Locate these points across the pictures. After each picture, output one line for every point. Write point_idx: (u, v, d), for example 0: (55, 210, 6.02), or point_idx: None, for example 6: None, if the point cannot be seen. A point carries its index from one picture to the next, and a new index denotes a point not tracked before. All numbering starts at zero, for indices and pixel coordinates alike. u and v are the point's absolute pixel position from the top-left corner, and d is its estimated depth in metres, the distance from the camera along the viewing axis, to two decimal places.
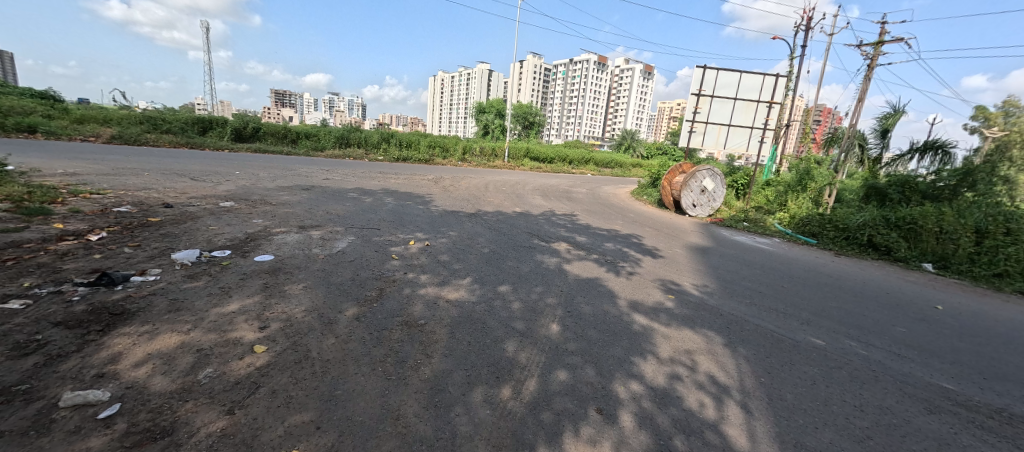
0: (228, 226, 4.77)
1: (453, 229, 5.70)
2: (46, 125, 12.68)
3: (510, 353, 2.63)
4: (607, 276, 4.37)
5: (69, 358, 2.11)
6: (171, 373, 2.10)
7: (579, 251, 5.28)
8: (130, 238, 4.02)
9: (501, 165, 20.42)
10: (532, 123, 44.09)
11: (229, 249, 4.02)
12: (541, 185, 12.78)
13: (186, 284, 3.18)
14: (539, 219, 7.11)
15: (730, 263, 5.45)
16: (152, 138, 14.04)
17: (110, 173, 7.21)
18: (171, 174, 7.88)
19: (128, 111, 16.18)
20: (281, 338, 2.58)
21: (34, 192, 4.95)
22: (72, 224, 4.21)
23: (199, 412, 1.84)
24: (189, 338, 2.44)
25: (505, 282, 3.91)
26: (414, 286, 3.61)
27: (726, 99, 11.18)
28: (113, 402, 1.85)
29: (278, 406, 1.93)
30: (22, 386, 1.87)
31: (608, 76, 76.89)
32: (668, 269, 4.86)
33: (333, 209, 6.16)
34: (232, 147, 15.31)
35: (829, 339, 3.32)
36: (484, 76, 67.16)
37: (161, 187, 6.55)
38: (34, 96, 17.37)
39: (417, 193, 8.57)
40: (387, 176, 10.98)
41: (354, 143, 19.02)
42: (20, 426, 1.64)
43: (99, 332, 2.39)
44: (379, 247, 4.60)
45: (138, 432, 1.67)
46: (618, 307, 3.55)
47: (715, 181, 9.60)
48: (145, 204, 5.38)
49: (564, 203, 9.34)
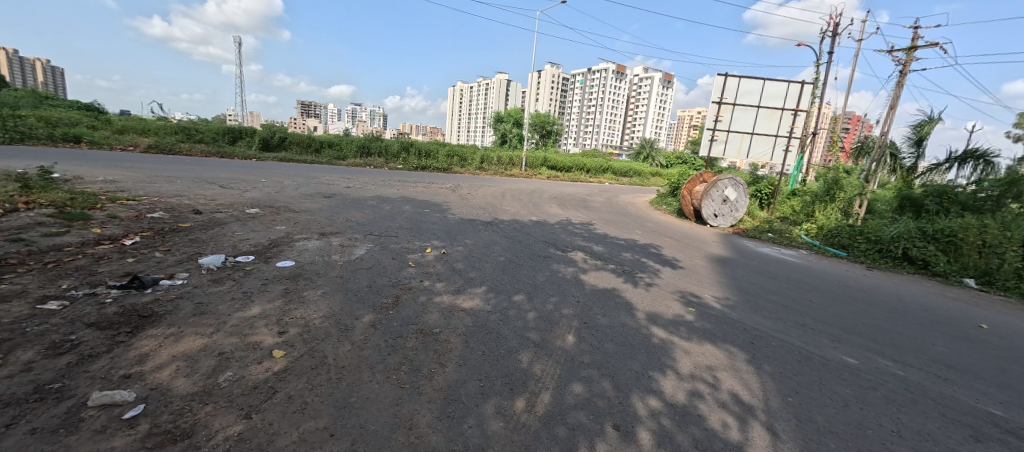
0: (253, 232, 4.92)
1: (469, 237, 5.73)
2: (89, 135, 13.54)
3: (524, 364, 2.59)
4: (624, 287, 4.28)
5: (99, 359, 2.20)
6: (194, 375, 2.16)
7: (596, 260, 5.20)
8: (161, 243, 4.20)
9: (518, 174, 20.46)
10: (549, 132, 44.09)
11: (253, 255, 4.13)
12: (558, 193, 12.73)
13: (210, 288, 3.27)
14: (555, 228, 7.07)
15: (753, 276, 5.26)
16: (185, 147, 14.74)
17: (146, 180, 7.60)
18: (202, 181, 8.24)
19: (165, 121, 17.09)
20: (299, 343, 2.62)
21: (77, 198, 5.24)
22: (109, 229, 4.43)
23: (218, 416, 1.87)
24: (211, 341, 2.51)
25: (520, 291, 3.88)
26: (430, 294, 3.62)
27: (749, 108, 10.92)
28: (138, 403, 1.90)
29: (293, 412, 1.95)
30: (54, 385, 1.95)
31: (627, 85, 76.51)
32: (689, 281, 4.73)
33: (353, 216, 6.28)
34: (259, 156, 15.91)
35: (861, 358, 3.14)
36: (502, 86, 68.00)
37: (192, 193, 6.85)
38: (81, 108, 18.65)
39: (435, 201, 8.65)
40: (405, 184, 11.15)
41: (374, 152, 19.48)
42: (51, 423, 1.71)
43: (128, 334, 2.48)
44: (396, 254, 4.65)
45: (160, 434, 1.72)
46: (636, 319, 3.45)
47: (737, 191, 9.35)
48: (176, 210, 5.62)
49: (581, 212, 9.27)
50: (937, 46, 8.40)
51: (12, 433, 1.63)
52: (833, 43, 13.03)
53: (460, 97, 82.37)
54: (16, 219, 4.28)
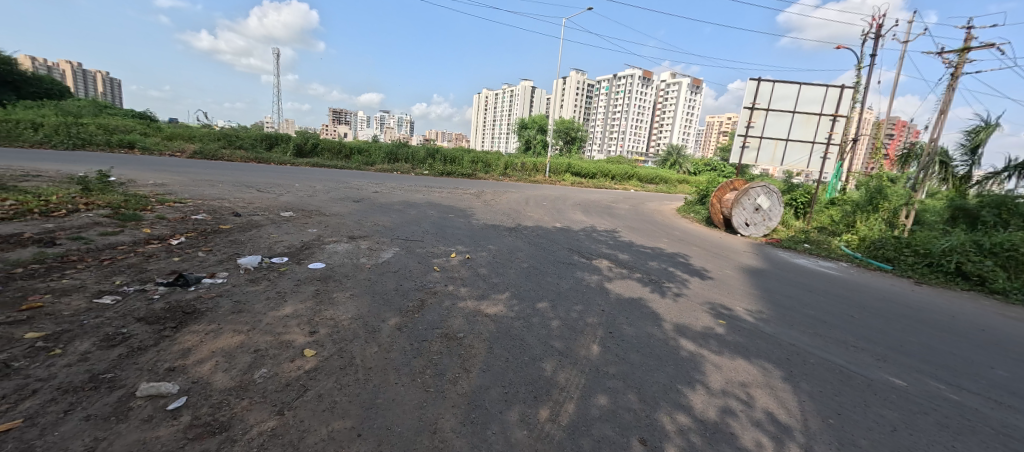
0: (287, 234, 5.12)
1: (493, 243, 5.75)
2: (142, 142, 14.56)
3: (548, 372, 2.56)
4: (651, 297, 4.18)
5: (147, 352, 2.34)
6: (231, 371, 2.26)
7: (621, 269, 5.11)
8: (204, 243, 4.43)
9: (542, 181, 20.43)
10: (574, 138, 43.87)
11: (286, 256, 4.30)
12: (582, 200, 12.62)
13: (247, 287, 3.43)
14: (580, 235, 7.00)
15: (788, 288, 5.02)
16: (227, 153, 15.58)
17: (191, 184, 8.07)
18: (241, 185, 8.68)
19: (209, 129, 18.13)
20: (328, 343, 2.69)
21: (130, 200, 5.63)
22: (157, 229, 4.72)
23: (253, 411, 1.95)
24: (247, 338, 2.62)
25: (544, 298, 3.85)
26: (454, 299, 3.65)
27: (783, 113, 10.51)
28: (181, 395, 2.00)
29: (323, 410, 2.00)
30: (107, 375, 2.09)
31: (653, 91, 75.30)
32: (719, 292, 4.57)
33: (380, 220, 6.45)
34: (293, 162, 16.61)
35: (910, 379, 2.93)
36: (526, 93, 68.44)
37: (231, 197, 7.20)
38: (136, 116, 20.09)
39: (460, 206, 8.74)
40: (431, 190, 11.35)
41: (401, 158, 19.95)
42: (104, 411, 1.83)
43: (173, 329, 2.63)
44: (422, 258, 4.72)
45: (200, 425, 1.80)
46: (663, 330, 3.36)
47: (771, 199, 8.99)
48: (218, 212, 5.93)
49: (605, 219, 9.15)
50: (994, 46, 7.84)
51: (69, 419, 1.75)
52: (875, 46, 12.39)
53: (484, 104, 83.41)
54: (78, 219, 4.63)
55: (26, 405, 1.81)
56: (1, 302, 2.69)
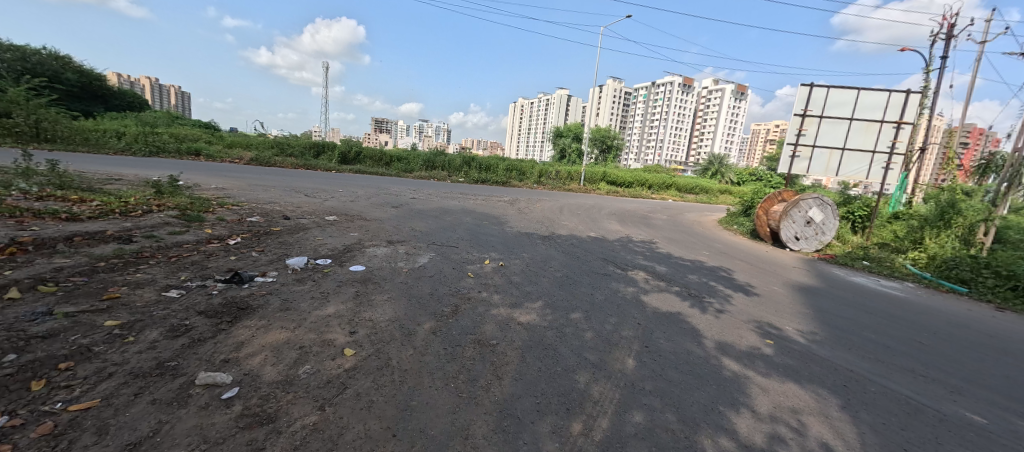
0: (330, 237, 5.38)
1: (527, 251, 5.74)
2: (206, 149, 15.92)
3: (582, 385, 2.51)
4: (691, 312, 4.00)
5: (206, 343, 2.52)
6: (279, 365, 2.39)
7: (658, 281, 4.94)
8: (257, 244, 4.75)
9: (576, 189, 20.25)
10: (609, 147, 43.17)
11: (330, 258, 4.52)
12: (617, 209, 12.38)
13: (294, 287, 3.62)
14: (615, 245, 6.86)
15: (844, 309, 4.63)
16: (279, 161, 16.67)
17: (248, 188, 8.70)
18: (291, 190, 9.24)
19: (265, 137, 19.51)
20: (367, 343, 2.79)
21: (194, 203, 6.14)
22: (217, 230, 5.12)
23: (297, 404, 2.04)
24: (294, 335, 2.77)
25: (578, 309, 3.79)
26: (487, 306, 3.67)
27: (839, 121, 9.84)
28: (234, 386, 2.14)
29: (360, 408, 2.07)
30: (171, 363, 2.27)
31: (692, 98, 72.86)
32: (765, 310, 4.30)
33: (417, 226, 6.63)
34: (338, 168, 17.49)
35: (992, 416, 2.60)
36: (561, 101, 68.50)
37: (282, 201, 7.69)
38: (202, 126, 22.01)
39: (494, 214, 8.82)
40: (467, 197, 11.55)
41: (438, 166, 20.49)
42: (168, 396, 1.99)
43: (229, 323, 2.83)
44: (457, 264, 4.80)
45: (250, 416, 1.92)
46: (704, 348, 3.20)
47: (824, 212, 8.39)
48: (270, 215, 6.34)
49: (642, 229, 8.92)
50: None
51: (139, 402, 1.92)
52: (946, 47, 11.35)
53: (519, 113, 84.26)
54: (151, 219, 5.12)
55: (104, 386, 2.01)
56: (87, 292, 3.01)
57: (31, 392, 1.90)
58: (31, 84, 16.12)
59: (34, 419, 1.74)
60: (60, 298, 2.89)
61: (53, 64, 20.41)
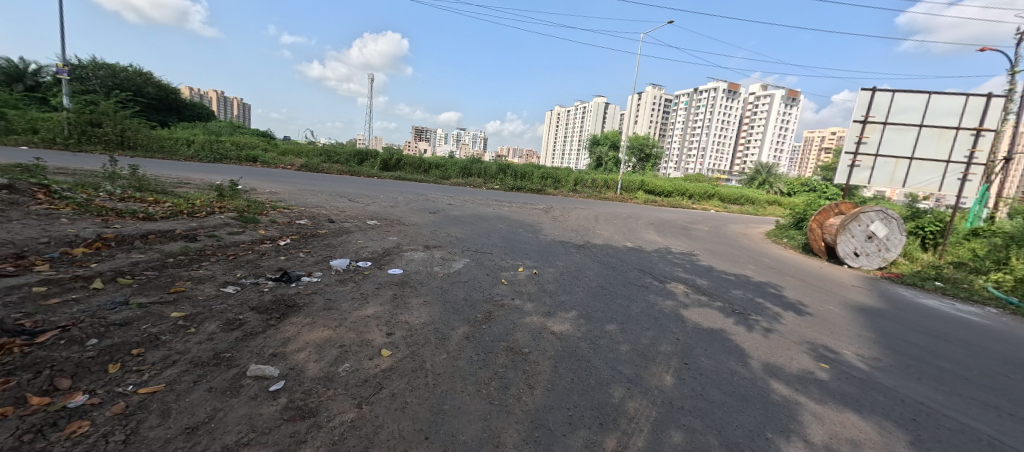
0: (371, 241, 5.61)
1: (561, 260, 5.68)
2: (263, 157, 17.15)
3: (617, 399, 2.43)
4: (734, 330, 3.78)
5: (256, 337, 2.70)
6: (321, 362, 2.50)
7: (698, 295, 4.72)
8: (304, 245, 5.03)
9: (612, 198, 19.89)
10: (648, 155, 42.02)
11: (371, 261, 4.70)
12: (654, 219, 12.02)
13: (337, 287, 3.79)
14: (652, 256, 6.65)
15: (913, 334, 4.19)
16: (326, 167, 17.66)
17: (298, 193, 9.28)
18: (337, 195, 9.74)
19: (314, 145, 20.76)
20: (403, 345, 2.86)
21: (251, 206, 6.61)
22: (270, 231, 5.49)
23: (337, 401, 2.13)
24: (335, 333, 2.89)
25: (613, 320, 3.69)
26: (520, 313, 3.66)
27: (906, 128, 9.05)
28: (280, 379, 2.27)
29: (395, 409, 2.11)
30: (226, 354, 2.44)
31: (737, 104, 69.63)
32: (819, 331, 3.99)
33: (453, 232, 6.76)
34: (379, 175, 18.25)
35: None
36: (598, 109, 67.69)
37: (328, 205, 8.12)
38: (260, 135, 23.81)
39: (528, 221, 8.82)
40: (502, 204, 11.65)
41: (474, 173, 20.87)
42: (223, 385, 2.14)
43: (278, 319, 3.01)
44: (491, 271, 4.84)
45: (294, 408, 2.02)
46: (750, 368, 3.01)
47: (888, 226, 7.70)
48: (317, 219, 6.71)
49: (681, 240, 8.59)
50: None
51: (197, 389, 2.08)
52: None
53: (554, 121, 84.26)
54: (213, 219, 5.57)
55: (168, 372, 2.19)
56: (158, 285, 3.32)
57: (108, 374, 2.11)
58: (120, 98, 18.19)
59: (110, 399, 1.93)
60: (135, 289, 3.19)
61: (137, 80, 22.92)
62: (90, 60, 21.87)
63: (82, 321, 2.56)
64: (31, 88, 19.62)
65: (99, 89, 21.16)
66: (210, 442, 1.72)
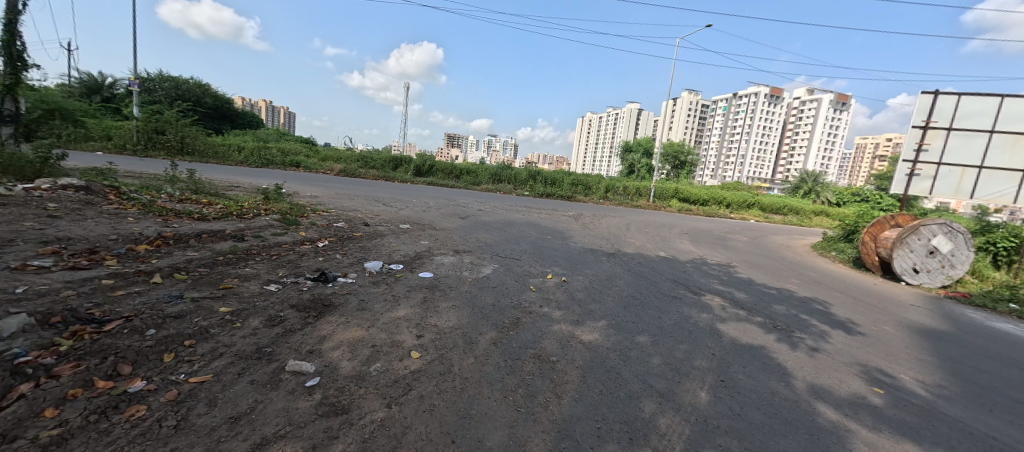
0: (403, 244, 5.76)
1: (591, 268, 5.59)
2: (305, 162, 18.10)
3: (647, 414, 2.35)
4: (777, 347, 3.56)
5: (295, 334, 2.82)
6: (354, 361, 2.58)
7: (736, 309, 4.50)
8: (341, 247, 5.25)
9: (644, 205, 19.43)
10: (683, 163, 40.69)
11: (402, 264, 4.83)
12: (688, 229, 11.62)
13: (370, 289, 3.92)
14: (686, 266, 6.42)
15: (983, 361, 3.78)
16: (363, 172, 18.36)
17: (337, 197, 9.71)
18: (372, 199, 10.10)
19: (352, 151, 21.67)
20: (431, 348, 2.90)
21: (293, 209, 6.98)
22: (310, 233, 5.77)
23: (368, 399, 2.19)
24: (368, 333, 2.98)
25: (644, 332, 3.58)
26: (549, 321, 3.62)
27: (975, 133, 8.29)
28: (316, 375, 2.36)
29: (423, 411, 2.14)
30: (268, 349, 2.58)
31: (779, 109, 66.32)
32: (872, 352, 3.68)
33: (483, 237, 6.82)
34: (413, 180, 18.76)
35: None
36: (629, 115, 66.62)
37: (364, 209, 8.44)
38: (303, 142, 25.15)
39: (558, 228, 8.76)
40: (531, 211, 11.65)
41: (505, 179, 21.03)
42: (263, 378, 2.25)
43: (315, 317, 3.14)
44: (519, 277, 4.83)
45: (328, 404, 2.09)
46: (793, 389, 2.82)
47: (953, 240, 7.07)
48: (353, 222, 6.98)
49: (718, 251, 8.24)
50: None
51: (241, 381, 2.20)
52: None
53: (585, 128, 83.66)
54: (259, 221, 5.91)
55: (216, 363, 2.34)
56: (209, 281, 3.56)
57: (163, 363, 2.28)
58: (182, 108, 19.82)
59: (165, 386, 2.08)
60: (188, 284, 3.44)
61: (197, 91, 24.89)
62: (157, 73, 24.01)
63: (143, 313, 2.79)
64: (107, 99, 21.77)
65: (165, 100, 23.18)
66: (251, 432, 1.81)
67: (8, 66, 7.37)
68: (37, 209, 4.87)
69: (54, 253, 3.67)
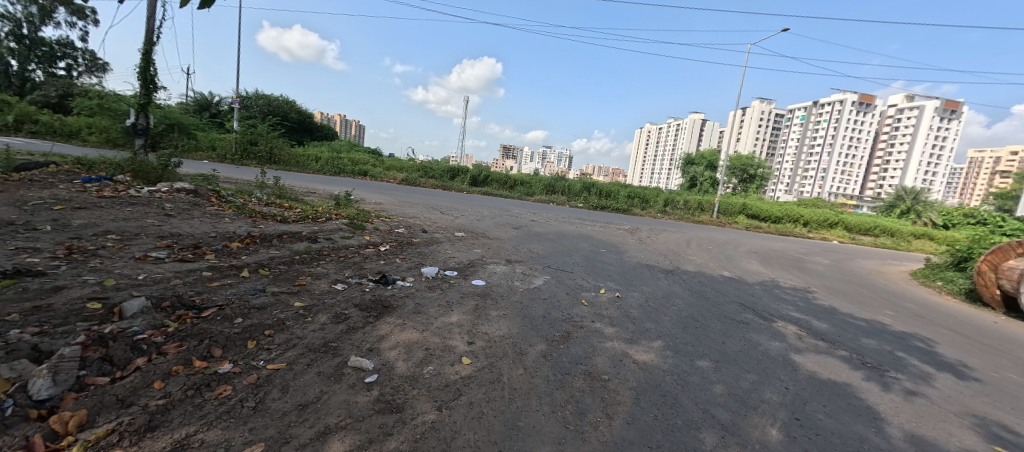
0: (458, 251, 5.95)
1: (647, 285, 5.35)
2: (371, 171, 19.48)
3: (708, 446, 2.17)
4: (865, 387, 3.12)
5: (357, 331, 3.02)
6: (408, 361, 2.70)
7: (814, 340, 4.04)
8: (400, 252, 5.55)
9: (706, 221, 18.29)
10: (752, 176, 37.65)
11: (456, 271, 4.98)
12: (758, 248, 10.72)
13: (426, 293, 4.09)
14: (755, 289, 5.91)
15: None
16: (423, 182, 19.33)
17: (399, 204, 10.31)
18: (431, 207, 10.58)
19: (413, 161, 22.95)
20: (482, 356, 2.94)
21: (360, 214, 7.53)
22: (374, 237, 6.17)
23: (421, 401, 2.26)
24: (422, 336, 3.10)
25: (705, 357, 3.34)
26: (601, 337, 3.51)
27: None
28: (374, 372, 2.50)
29: (472, 417, 2.17)
30: (333, 344, 2.78)
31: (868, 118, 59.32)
32: (993, 404, 3.09)
33: (535, 248, 6.84)
34: (468, 190, 19.39)
35: None
36: (690, 126, 63.53)
37: (423, 216, 8.86)
38: (371, 153, 27.13)
39: (612, 242, 8.52)
40: (585, 223, 11.47)
41: (558, 191, 20.98)
42: (329, 371, 2.43)
43: (375, 317, 3.33)
44: (571, 290, 4.76)
45: (384, 402, 2.20)
46: (887, 438, 2.44)
47: None
48: (413, 228, 7.35)
49: (792, 273, 7.50)
50: None
51: (310, 371, 2.39)
52: None
53: (642, 139, 81.13)
54: (330, 225, 6.46)
55: (290, 354, 2.57)
56: (286, 277, 3.94)
57: (247, 349, 2.55)
58: (272, 122, 22.36)
59: (248, 370, 2.32)
60: (270, 279, 3.83)
61: (285, 107, 27.98)
62: (254, 92, 27.38)
63: (233, 303, 3.15)
64: (214, 115, 25.19)
65: (259, 115, 26.36)
66: (316, 420, 1.96)
67: (143, 89, 8.85)
68: (157, 208, 5.75)
69: (167, 246, 4.29)
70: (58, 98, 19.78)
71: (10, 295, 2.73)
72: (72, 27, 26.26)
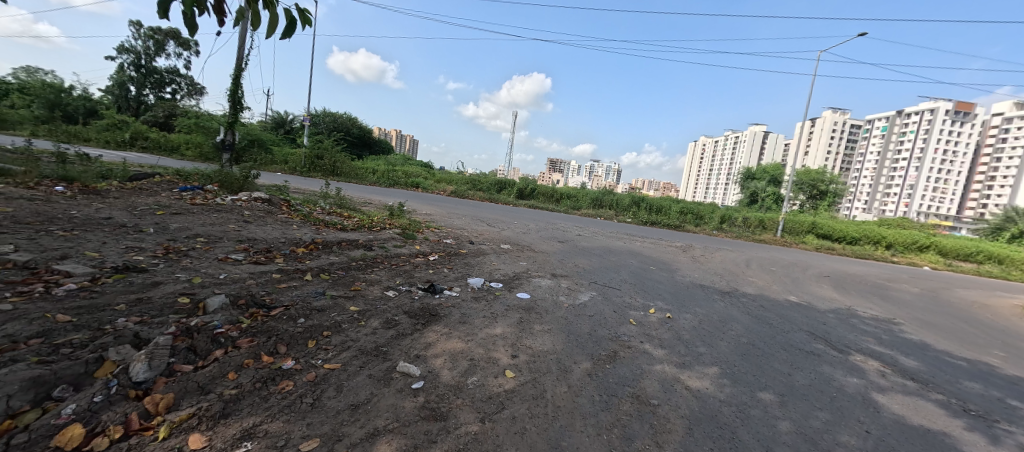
0: (503, 264, 6.00)
1: (701, 307, 5.04)
2: (423, 184, 20.38)
3: None
4: (969, 438, 2.68)
5: (405, 338, 3.13)
6: (453, 370, 2.75)
7: (901, 379, 3.55)
8: (447, 262, 5.71)
9: (768, 240, 16.96)
10: (823, 193, 34.34)
11: (502, 283, 5.03)
12: (830, 271, 9.71)
13: (471, 303, 4.15)
14: (826, 316, 5.35)
15: None
16: (470, 194, 19.86)
17: (448, 216, 10.67)
18: (479, 219, 10.82)
19: (462, 174, 23.69)
20: (525, 370, 2.92)
21: (411, 224, 7.89)
22: (424, 247, 6.42)
23: (464, 411, 2.29)
24: (466, 346, 3.15)
25: (768, 389, 3.06)
26: (650, 360, 3.35)
27: None
28: (420, 378, 2.57)
29: (514, 432, 2.15)
30: (383, 348, 2.90)
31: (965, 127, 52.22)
32: None
33: (581, 263, 6.72)
34: (515, 203, 19.61)
35: None
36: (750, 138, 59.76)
37: (470, 228, 9.08)
38: (423, 166, 28.43)
39: (663, 259, 8.16)
40: (635, 239, 11.10)
41: (606, 205, 20.57)
42: (379, 374, 2.54)
43: (422, 325, 3.44)
44: (618, 308, 4.61)
45: (429, 409, 2.25)
46: None
47: None
48: (460, 239, 7.55)
49: (873, 302, 6.70)
50: None
51: (361, 373, 2.51)
52: None
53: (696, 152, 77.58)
54: (384, 234, 6.82)
55: (345, 355, 2.72)
56: (344, 282, 4.20)
57: (308, 348, 2.74)
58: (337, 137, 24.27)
59: (307, 368, 2.49)
60: (330, 283, 4.11)
61: (349, 123, 30.26)
62: (323, 111, 29.93)
63: (297, 304, 3.41)
64: (287, 131, 27.82)
65: (325, 131, 28.74)
66: (366, 421, 2.05)
67: (232, 109, 10.01)
68: (238, 215, 6.43)
69: (244, 249, 4.77)
70: (164, 117, 22.86)
71: (119, 287, 3.17)
72: (179, 56, 30.40)
